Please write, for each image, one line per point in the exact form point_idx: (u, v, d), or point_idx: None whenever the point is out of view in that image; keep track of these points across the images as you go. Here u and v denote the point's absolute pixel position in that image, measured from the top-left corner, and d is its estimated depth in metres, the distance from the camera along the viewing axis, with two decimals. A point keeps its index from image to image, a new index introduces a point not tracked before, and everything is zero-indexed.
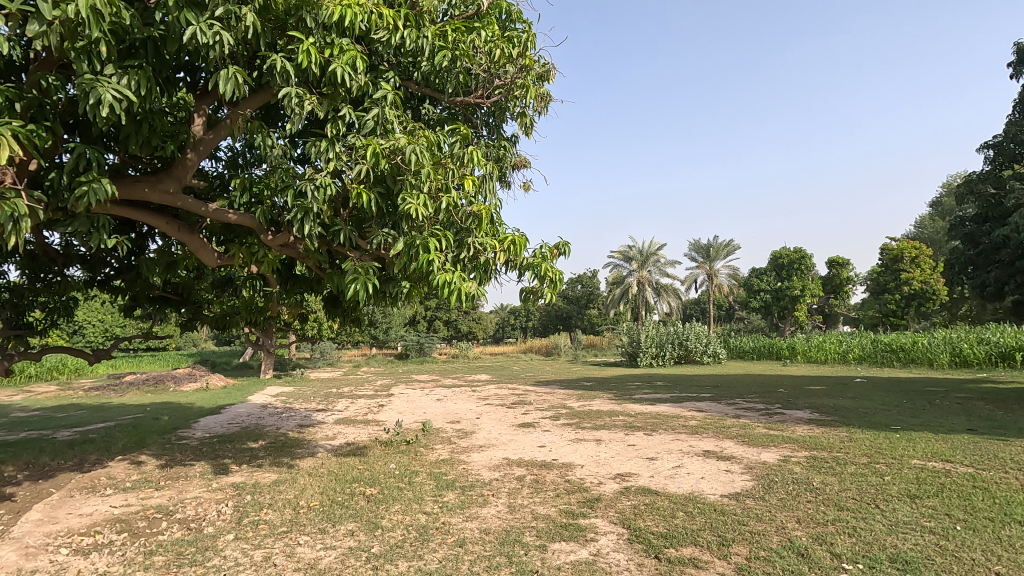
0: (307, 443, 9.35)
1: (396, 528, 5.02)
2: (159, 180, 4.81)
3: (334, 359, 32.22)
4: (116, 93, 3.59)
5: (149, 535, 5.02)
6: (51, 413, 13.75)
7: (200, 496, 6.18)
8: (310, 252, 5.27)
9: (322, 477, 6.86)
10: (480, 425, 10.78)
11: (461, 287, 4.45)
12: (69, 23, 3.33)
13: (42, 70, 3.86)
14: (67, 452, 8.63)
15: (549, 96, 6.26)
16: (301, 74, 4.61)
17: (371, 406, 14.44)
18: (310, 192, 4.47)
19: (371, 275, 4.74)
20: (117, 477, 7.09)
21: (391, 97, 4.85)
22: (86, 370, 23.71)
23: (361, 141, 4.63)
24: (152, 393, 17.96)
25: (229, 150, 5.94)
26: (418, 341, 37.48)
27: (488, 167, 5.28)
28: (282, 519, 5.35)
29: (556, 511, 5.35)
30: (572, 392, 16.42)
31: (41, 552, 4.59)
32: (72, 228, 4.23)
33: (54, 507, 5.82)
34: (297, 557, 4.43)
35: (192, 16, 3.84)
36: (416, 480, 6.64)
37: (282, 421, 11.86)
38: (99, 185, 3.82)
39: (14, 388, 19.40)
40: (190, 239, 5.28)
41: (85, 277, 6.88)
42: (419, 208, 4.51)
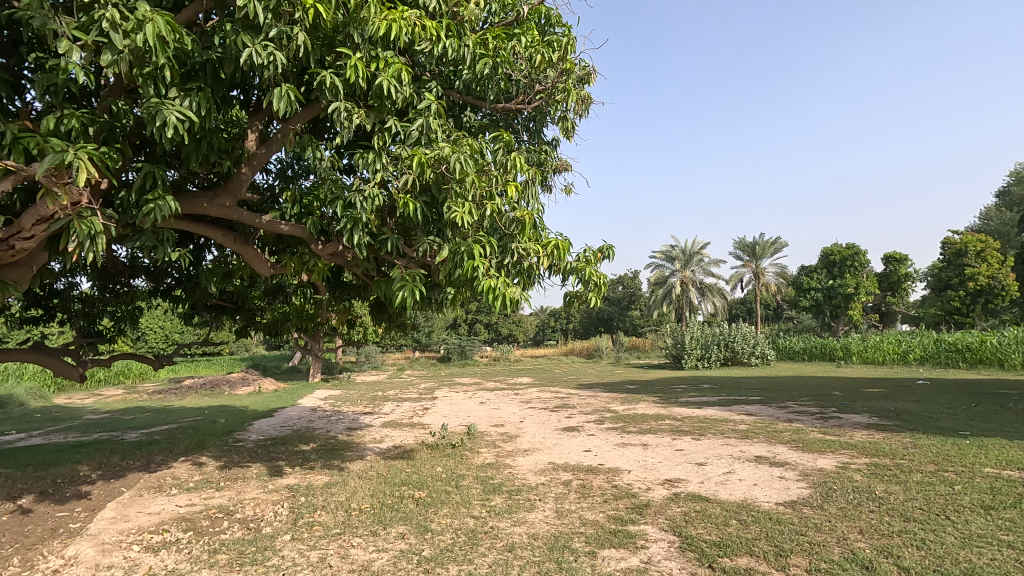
0: (356, 446, 9.57)
1: (445, 531, 5.09)
2: (216, 195, 5.06)
3: (379, 362, 32.98)
4: (180, 114, 3.79)
5: (213, 534, 5.26)
6: (119, 415, 14.59)
7: (258, 497, 6.43)
8: (358, 261, 5.43)
9: (371, 480, 7.01)
10: (523, 428, 10.78)
11: (505, 293, 4.48)
12: (138, 52, 3.53)
13: (113, 95, 4.09)
14: (134, 453, 9.11)
15: (590, 99, 6.24)
16: (349, 89, 4.75)
17: (416, 408, 14.72)
18: (359, 203, 4.61)
19: (417, 282, 4.82)
20: (181, 478, 7.46)
21: (437, 108, 4.92)
22: (150, 375, 25.14)
23: (407, 151, 4.72)
24: (210, 396, 18.81)
25: (280, 163, 6.17)
26: (459, 344, 37.93)
27: (531, 172, 5.28)
28: (335, 521, 5.49)
29: (605, 517, 5.30)
30: (616, 395, 16.21)
31: (116, 549, 4.87)
32: (140, 243, 4.48)
33: (126, 506, 6.17)
34: (350, 558, 4.54)
35: (248, 39, 4.01)
36: (463, 484, 6.70)
37: (331, 424, 12.19)
38: (164, 203, 4.04)
39: (86, 391, 20.78)
40: (245, 249, 5.51)
41: (149, 287, 7.27)
42: (464, 215, 4.57)
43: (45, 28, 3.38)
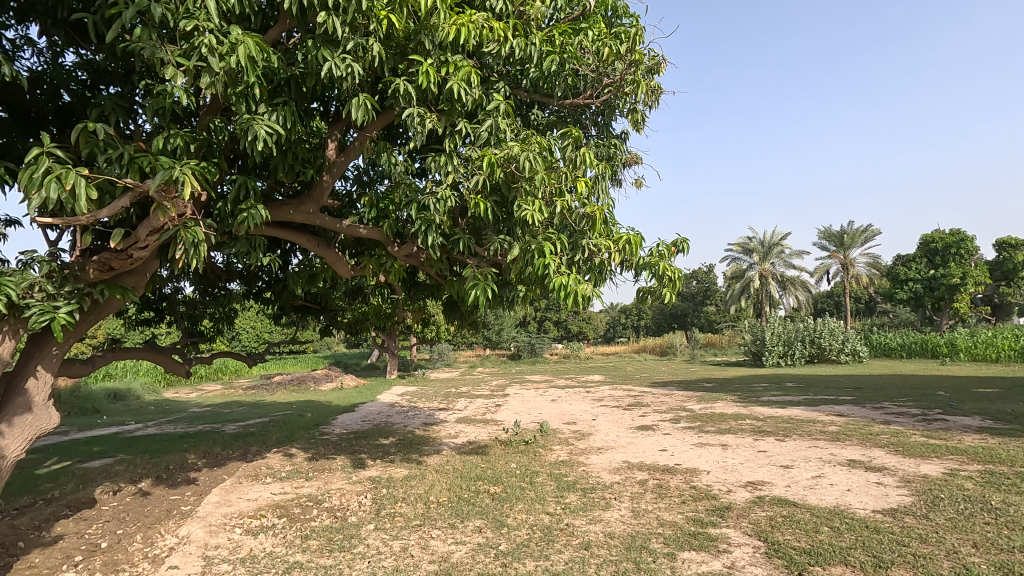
0: (433, 441, 9.86)
1: (521, 527, 5.14)
2: (301, 202, 5.38)
3: (451, 360, 33.79)
4: (269, 128, 4.07)
5: (304, 521, 5.60)
6: (220, 409, 15.85)
7: (343, 488, 6.79)
8: (432, 260, 5.60)
9: (448, 474, 7.21)
10: (596, 426, 10.67)
11: (577, 290, 4.46)
12: (232, 73, 3.82)
13: (210, 114, 4.44)
14: (234, 444, 9.88)
15: (660, 89, 6.08)
16: (421, 94, 4.89)
17: (489, 405, 14.94)
18: (432, 205, 4.74)
19: (489, 281, 4.90)
20: (275, 467, 8.01)
21: (505, 108, 4.97)
22: (245, 372, 27.12)
23: (478, 152, 4.80)
24: (298, 392, 20.02)
25: (357, 169, 6.46)
26: (530, 342, 38.13)
27: (601, 167, 5.22)
28: (415, 512, 5.70)
29: (683, 519, 5.15)
30: (692, 394, 15.69)
31: (221, 531, 5.31)
32: (236, 250, 4.85)
33: (228, 492, 6.71)
34: (431, 549, 4.69)
35: (327, 53, 4.23)
36: (538, 481, 6.74)
37: (408, 420, 12.63)
38: (256, 211, 4.35)
39: (191, 387, 22.73)
40: (327, 253, 5.82)
41: (243, 290, 7.83)
42: (535, 214, 4.59)
43: (153, 57, 3.72)
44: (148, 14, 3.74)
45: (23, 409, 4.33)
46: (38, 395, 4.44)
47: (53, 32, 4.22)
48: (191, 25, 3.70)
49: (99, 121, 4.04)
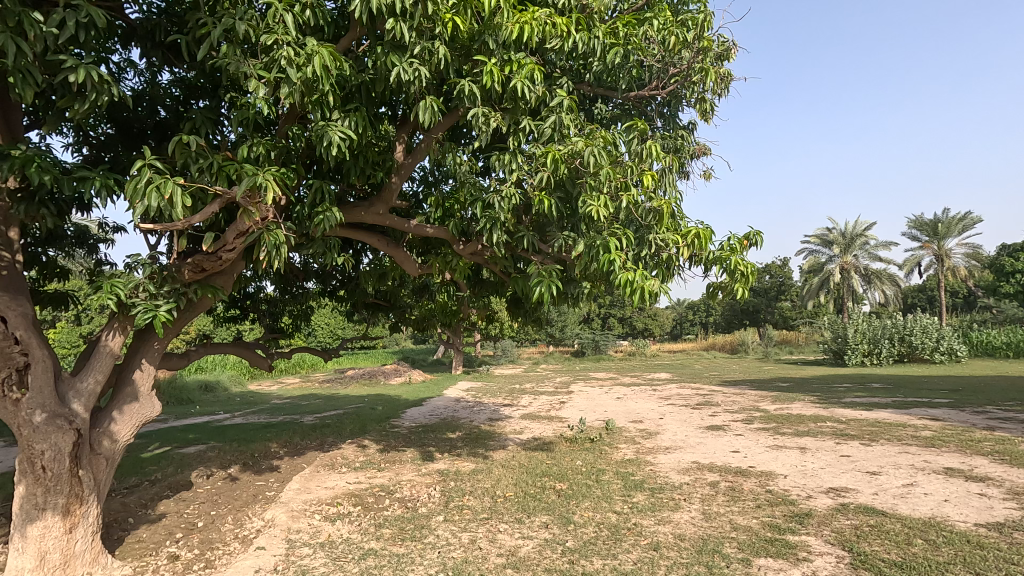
0: (498, 436, 9.98)
1: (588, 525, 5.12)
2: (372, 203, 5.59)
3: (515, 356, 34.06)
4: (342, 134, 4.26)
5: (377, 510, 5.84)
6: (298, 401, 16.79)
7: (414, 479, 7.01)
8: (497, 258, 5.66)
9: (514, 469, 7.28)
10: (664, 426, 10.42)
11: (644, 286, 4.34)
12: (308, 82, 4.03)
13: (288, 123, 4.69)
14: (311, 434, 10.42)
15: (730, 76, 5.84)
16: (485, 94, 4.96)
17: (553, 402, 14.95)
18: (497, 203, 4.79)
19: (554, 277, 4.89)
20: (349, 458, 8.39)
21: (569, 104, 4.94)
22: (320, 366, 28.56)
23: (541, 150, 4.80)
24: (369, 386, 20.86)
25: (423, 171, 6.64)
26: (593, 339, 37.78)
27: (668, 160, 5.08)
28: (482, 506, 5.79)
29: (759, 524, 4.94)
30: (766, 393, 15.00)
31: (302, 516, 5.63)
32: (313, 250, 5.10)
33: (308, 480, 7.10)
34: (498, 543, 4.76)
35: (396, 58, 4.37)
36: (604, 479, 6.67)
37: (474, 415, 12.84)
38: (330, 214, 4.56)
39: (273, 380, 24.21)
40: (396, 252, 6.02)
41: (319, 288, 8.24)
42: (600, 209, 4.53)
43: (239, 72, 3.99)
44: (233, 32, 4.01)
45: (131, 399, 4.80)
46: (144, 386, 4.88)
47: (152, 54, 4.60)
48: (271, 39, 3.93)
49: (192, 133, 4.37)
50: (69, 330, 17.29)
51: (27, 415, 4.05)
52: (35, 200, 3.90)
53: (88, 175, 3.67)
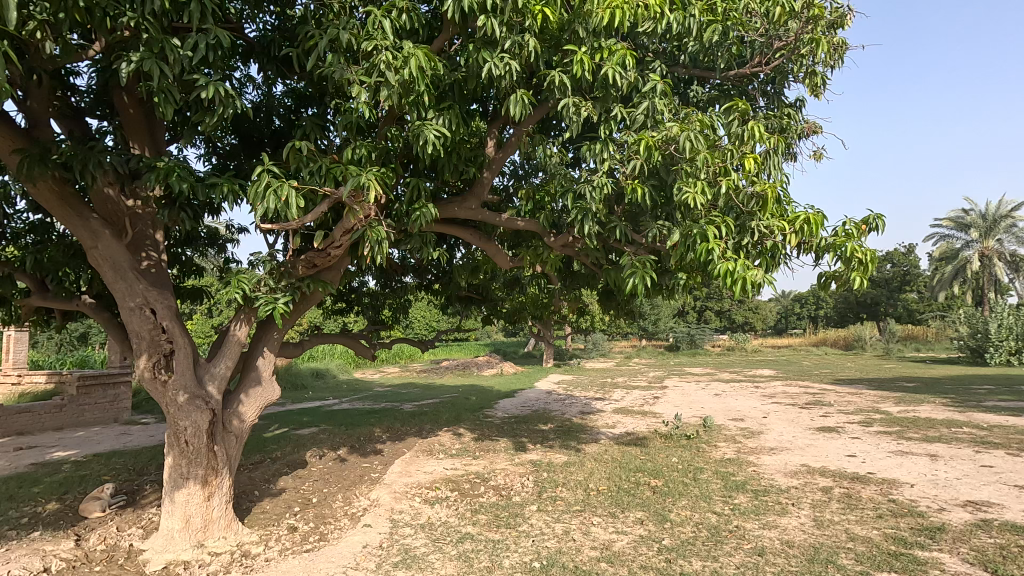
0: (590, 429, 9.91)
1: (686, 524, 4.95)
2: (465, 199, 5.75)
3: (606, 350, 33.59)
4: (437, 131, 4.40)
5: (473, 496, 6.03)
6: (398, 389, 17.70)
7: (507, 469, 7.16)
8: (588, 249, 5.61)
9: (607, 463, 7.20)
10: (768, 425, 9.81)
11: (746, 276, 4.09)
12: (405, 84, 4.19)
13: (387, 124, 4.93)
14: (411, 421, 10.96)
15: (845, 45, 5.33)
16: (576, 84, 4.91)
17: (647, 397, 14.58)
18: (588, 193, 4.73)
19: (648, 268, 4.74)
20: (446, 445, 8.73)
21: (663, 88, 4.76)
22: (418, 357, 29.94)
23: (634, 137, 4.67)
24: (463, 377, 21.55)
25: (513, 165, 6.72)
26: (689, 333, 36.34)
27: (773, 141, 4.75)
28: (575, 498, 5.79)
29: (879, 535, 4.52)
30: (887, 394, 13.62)
31: (404, 498, 5.95)
32: (410, 246, 5.34)
33: (408, 464, 7.47)
34: (592, 536, 4.74)
35: (487, 54, 4.43)
36: (702, 478, 6.41)
37: (566, 407, 12.84)
38: (426, 210, 4.74)
39: (375, 369, 25.75)
40: (489, 246, 6.15)
41: (416, 282, 8.61)
42: (697, 196, 4.33)
43: (343, 79, 4.25)
44: (338, 41, 4.28)
45: (255, 383, 5.30)
46: (265, 371, 5.37)
47: (268, 68, 4.99)
48: (371, 45, 4.14)
49: (303, 139, 4.72)
50: (204, 321, 19.46)
51: (172, 395, 4.60)
52: (176, 206, 4.38)
53: (217, 182, 4.09)
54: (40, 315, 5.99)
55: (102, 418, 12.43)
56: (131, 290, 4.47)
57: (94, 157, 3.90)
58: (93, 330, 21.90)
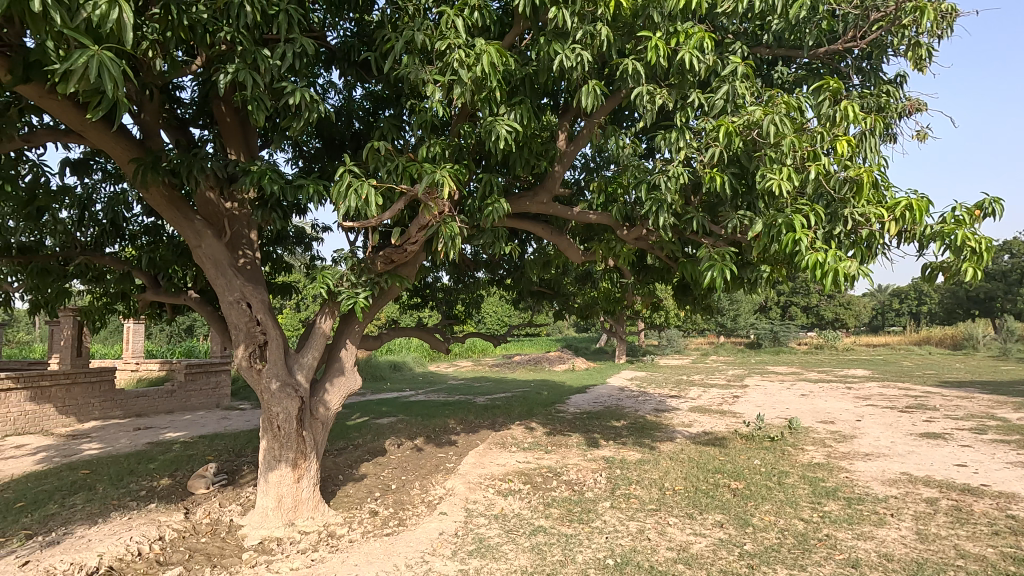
0: (665, 427, 9.65)
1: (769, 529, 4.70)
2: (536, 193, 5.75)
3: (681, 346, 32.53)
4: (508, 127, 4.42)
5: (546, 489, 6.05)
6: (472, 383, 18.04)
7: (580, 464, 7.11)
8: (663, 242, 5.44)
9: (683, 463, 6.98)
10: (862, 429, 9.12)
11: (837, 268, 3.80)
12: (477, 80, 4.24)
13: (461, 122, 5.02)
14: (484, 414, 11.15)
15: (955, 12, 4.83)
16: (650, 71, 4.76)
17: (726, 395, 13.99)
18: (663, 183, 4.58)
19: (728, 261, 4.53)
20: (518, 438, 8.80)
21: (745, 70, 4.52)
22: (490, 351, 30.40)
23: (712, 123, 4.47)
24: (534, 371, 21.65)
25: (584, 158, 6.65)
26: (771, 330, 34.46)
27: (870, 121, 4.39)
28: (650, 497, 5.66)
29: (996, 554, 4.08)
30: (1004, 399, 12.24)
31: (478, 488, 6.07)
32: (483, 241, 5.41)
33: (482, 456, 7.61)
34: (668, 536, 4.62)
35: (559, 46, 4.40)
36: (788, 482, 6.06)
37: (640, 404, 12.57)
38: (498, 205, 4.78)
39: (449, 363, 26.41)
40: (560, 239, 6.12)
41: (489, 277, 8.73)
42: (782, 183, 4.08)
43: (418, 79, 4.36)
44: (413, 43, 4.41)
45: (339, 373, 5.58)
46: (348, 362, 5.63)
47: (349, 73, 5.22)
48: (445, 45, 4.21)
49: (381, 140, 4.91)
50: (292, 315, 20.77)
51: (266, 382, 4.95)
52: (268, 206, 4.68)
53: (304, 183, 4.33)
54: (154, 309, 6.63)
55: (205, 403, 13.59)
56: (229, 285, 4.84)
57: (197, 163, 4.25)
58: (197, 323, 23.99)
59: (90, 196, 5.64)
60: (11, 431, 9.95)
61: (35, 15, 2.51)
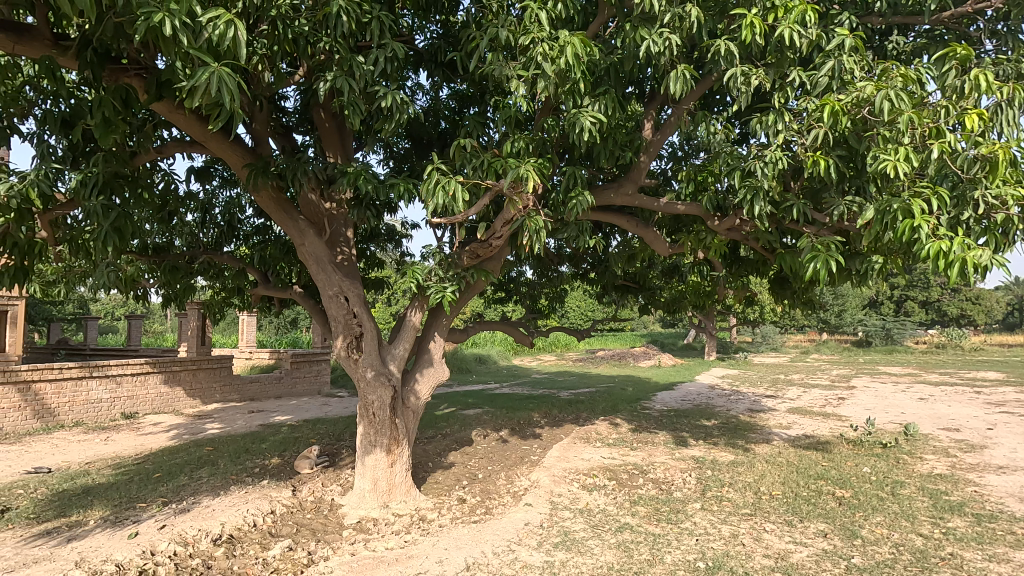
0: (760, 429, 9.14)
1: (881, 543, 4.33)
2: (621, 184, 5.63)
3: (778, 344, 30.60)
4: (593, 118, 4.36)
5: (632, 487, 5.94)
6: (555, 377, 18.08)
7: (668, 463, 6.91)
8: (759, 232, 5.14)
9: (780, 467, 6.58)
10: (995, 438, 8.11)
11: (966, 257, 3.38)
12: (561, 73, 4.20)
13: (545, 116, 5.02)
14: (568, 409, 11.13)
15: None
16: (745, 51, 4.49)
17: (830, 397, 12.98)
18: (759, 170, 4.31)
19: (833, 252, 4.18)
20: (603, 434, 8.71)
21: (854, 42, 4.14)
22: (573, 346, 30.27)
23: (815, 103, 4.15)
24: (619, 367, 21.28)
25: (672, 147, 6.43)
26: (883, 327, 31.52)
27: (1007, 91, 3.87)
28: (744, 500, 5.39)
29: None
30: None
31: (563, 482, 6.08)
32: (566, 234, 5.37)
33: (566, 450, 7.61)
34: (764, 543, 4.38)
35: (646, 31, 4.25)
36: (903, 493, 5.52)
37: (732, 404, 11.99)
38: (582, 198, 4.72)
39: (532, 357, 26.62)
40: (646, 232, 5.95)
41: (572, 271, 8.68)
42: (898, 164, 3.70)
43: (502, 75, 4.40)
44: (497, 39, 4.44)
45: (428, 364, 5.79)
46: (437, 353, 5.83)
47: (435, 74, 5.37)
48: (528, 39, 4.21)
49: (467, 137, 5.01)
50: (384, 309, 21.84)
51: (362, 371, 5.25)
52: (362, 205, 4.94)
53: (395, 182, 4.53)
54: (264, 302, 7.23)
55: (309, 390, 14.66)
56: (329, 280, 5.18)
57: (300, 167, 4.56)
58: (301, 315, 25.91)
59: (211, 201, 6.25)
60: (150, 410, 11.29)
61: (166, 39, 2.82)
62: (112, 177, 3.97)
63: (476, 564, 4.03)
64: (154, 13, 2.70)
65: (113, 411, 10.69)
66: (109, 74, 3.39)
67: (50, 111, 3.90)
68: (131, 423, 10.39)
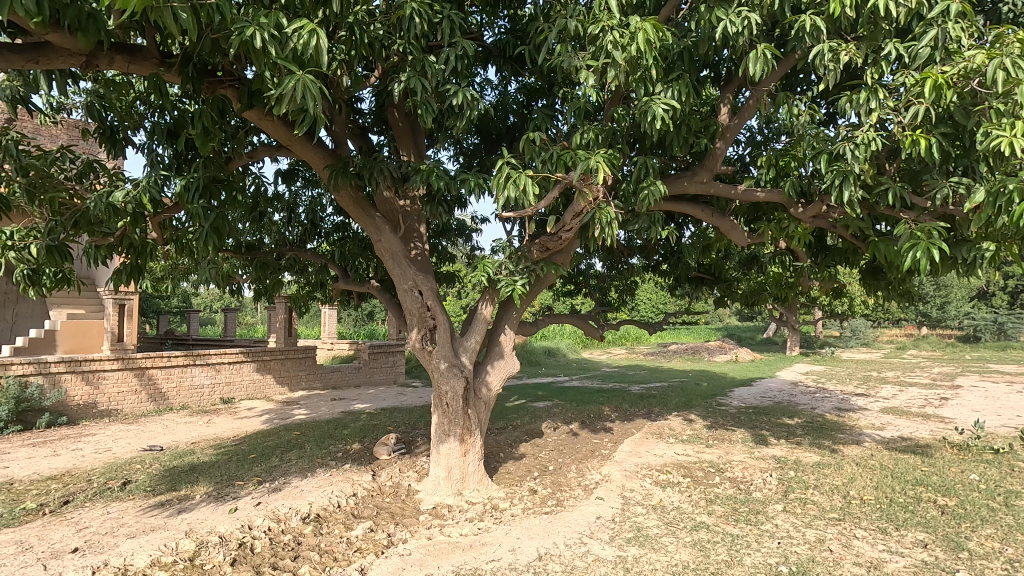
0: (850, 429, 8.55)
1: (992, 557, 3.95)
2: (695, 173, 5.42)
3: (869, 338, 28.45)
4: (665, 105, 4.22)
5: (708, 485, 5.76)
6: (626, 371, 17.79)
7: (746, 462, 6.64)
8: (849, 219, 4.80)
9: (873, 470, 6.14)
10: None
11: None
12: (632, 60, 4.08)
13: (615, 106, 4.94)
14: (639, 403, 10.92)
15: None
16: (833, 25, 4.18)
17: (931, 396, 11.91)
18: (849, 152, 4.01)
19: (935, 238, 3.82)
20: (676, 430, 8.48)
21: (962, 7, 3.74)
22: (644, 339, 29.59)
23: (914, 76, 3.80)
24: (693, 362, 20.58)
25: (750, 131, 6.12)
26: (995, 319, 28.52)
27: None
28: (831, 504, 5.08)
29: None
30: None
31: (636, 477, 5.99)
32: (637, 226, 5.25)
33: (638, 445, 7.48)
34: (855, 550, 4.11)
35: (722, 11, 4.07)
36: (1019, 504, 5.00)
37: (818, 401, 11.28)
38: (655, 187, 4.60)
39: (602, 350, 26.29)
40: (722, 221, 5.70)
41: (643, 262, 8.48)
42: (1014, 139, 3.32)
43: (571, 67, 4.36)
44: (566, 30, 4.39)
45: (499, 356, 5.90)
46: (507, 347, 5.92)
47: (504, 69, 5.40)
48: (598, 28, 4.11)
49: (535, 131, 5.00)
50: (455, 302, 22.30)
51: (436, 363, 5.42)
52: (434, 201, 5.05)
53: (466, 177, 4.61)
54: (343, 296, 7.60)
55: (385, 380, 15.29)
56: (404, 275, 5.36)
57: (376, 166, 4.74)
58: (377, 308, 26.99)
59: (296, 201, 6.63)
60: (244, 396, 12.22)
61: (257, 51, 3.02)
62: (210, 182, 4.31)
63: (548, 555, 4.06)
64: (246, 28, 2.90)
65: (213, 396, 11.66)
66: (207, 85, 3.66)
67: (158, 123, 4.29)
68: (229, 407, 11.30)
